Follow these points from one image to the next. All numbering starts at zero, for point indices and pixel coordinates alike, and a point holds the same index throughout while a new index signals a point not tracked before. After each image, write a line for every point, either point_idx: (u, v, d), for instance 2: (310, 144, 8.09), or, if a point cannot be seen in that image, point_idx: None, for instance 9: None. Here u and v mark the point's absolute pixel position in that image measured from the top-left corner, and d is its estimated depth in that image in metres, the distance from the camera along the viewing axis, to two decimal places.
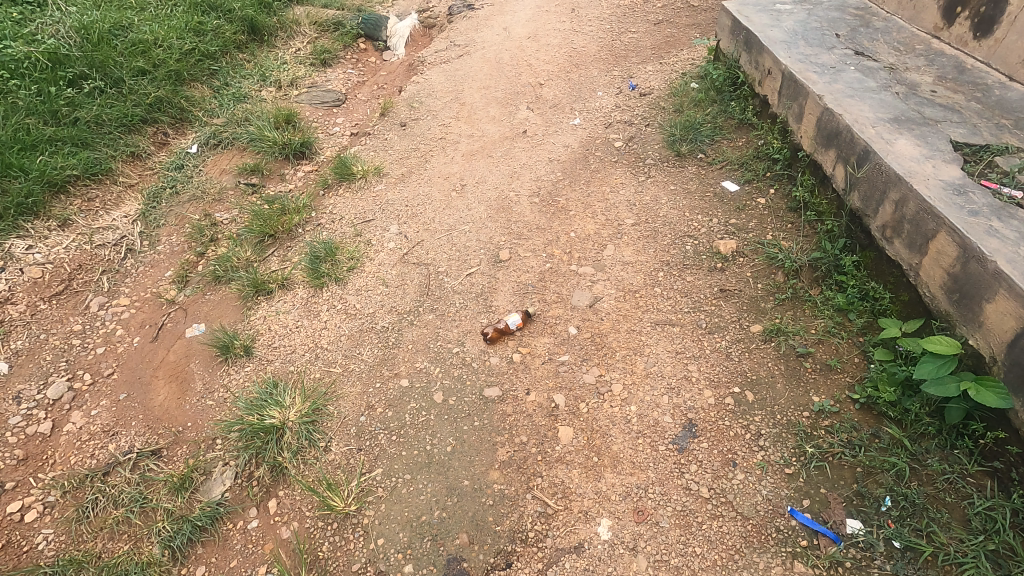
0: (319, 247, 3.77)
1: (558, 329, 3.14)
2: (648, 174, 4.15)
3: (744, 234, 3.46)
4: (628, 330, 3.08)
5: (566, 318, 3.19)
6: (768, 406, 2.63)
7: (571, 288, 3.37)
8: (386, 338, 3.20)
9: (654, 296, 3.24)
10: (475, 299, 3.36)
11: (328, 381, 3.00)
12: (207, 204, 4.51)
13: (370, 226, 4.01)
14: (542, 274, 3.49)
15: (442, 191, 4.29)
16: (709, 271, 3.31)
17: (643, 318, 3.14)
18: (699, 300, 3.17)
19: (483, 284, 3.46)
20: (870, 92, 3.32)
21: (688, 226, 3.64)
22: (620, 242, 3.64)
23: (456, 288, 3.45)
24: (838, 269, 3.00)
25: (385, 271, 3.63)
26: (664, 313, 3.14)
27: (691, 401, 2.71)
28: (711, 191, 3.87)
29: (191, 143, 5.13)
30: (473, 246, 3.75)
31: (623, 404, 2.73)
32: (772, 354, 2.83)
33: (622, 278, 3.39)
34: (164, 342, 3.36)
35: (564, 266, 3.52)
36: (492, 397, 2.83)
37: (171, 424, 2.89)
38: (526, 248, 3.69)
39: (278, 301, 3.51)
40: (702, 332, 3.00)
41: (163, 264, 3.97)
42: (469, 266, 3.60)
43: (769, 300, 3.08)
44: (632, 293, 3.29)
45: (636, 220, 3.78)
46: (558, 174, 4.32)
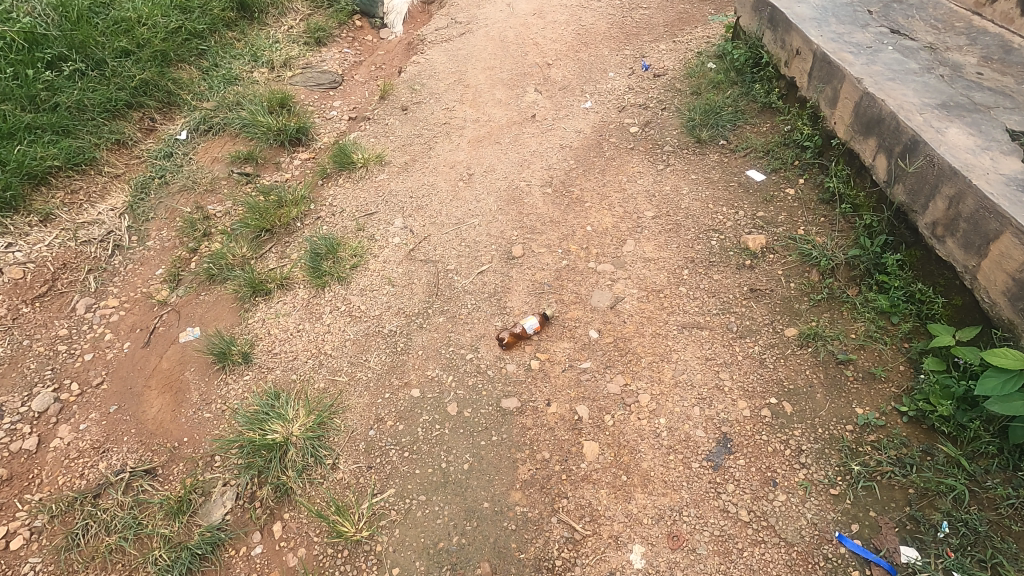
0: (319, 243, 3.54)
1: (577, 333, 2.94)
2: (666, 162, 3.92)
3: (773, 228, 3.25)
4: (652, 334, 2.89)
5: (586, 321, 3.00)
6: (808, 419, 2.45)
7: (590, 287, 3.17)
8: (395, 344, 3.00)
9: (679, 297, 3.05)
10: (487, 300, 3.16)
11: (334, 392, 2.80)
12: (198, 195, 4.26)
13: (372, 219, 3.78)
14: (558, 271, 3.28)
15: (448, 181, 4.05)
16: (737, 269, 3.11)
17: (669, 320, 2.94)
18: (727, 300, 2.98)
19: (495, 283, 3.25)
20: (912, 74, 3.08)
21: (712, 219, 3.43)
22: (640, 237, 3.42)
23: (467, 288, 3.24)
24: (879, 268, 2.80)
25: (391, 269, 3.41)
26: (691, 315, 2.94)
27: (725, 413, 2.52)
28: (735, 181, 3.65)
29: (180, 130, 4.85)
30: (483, 242, 3.53)
31: (652, 416, 2.55)
32: (810, 360, 2.64)
33: (644, 277, 3.19)
34: (157, 347, 3.15)
35: (581, 264, 3.31)
36: (510, 409, 2.65)
37: (166, 439, 2.69)
38: (540, 244, 3.47)
39: (277, 303, 3.29)
40: (732, 337, 2.81)
41: (153, 261, 3.74)
42: (480, 264, 3.38)
43: (804, 301, 2.88)
44: (655, 293, 3.09)
45: (656, 213, 3.56)
46: (570, 162, 4.08)
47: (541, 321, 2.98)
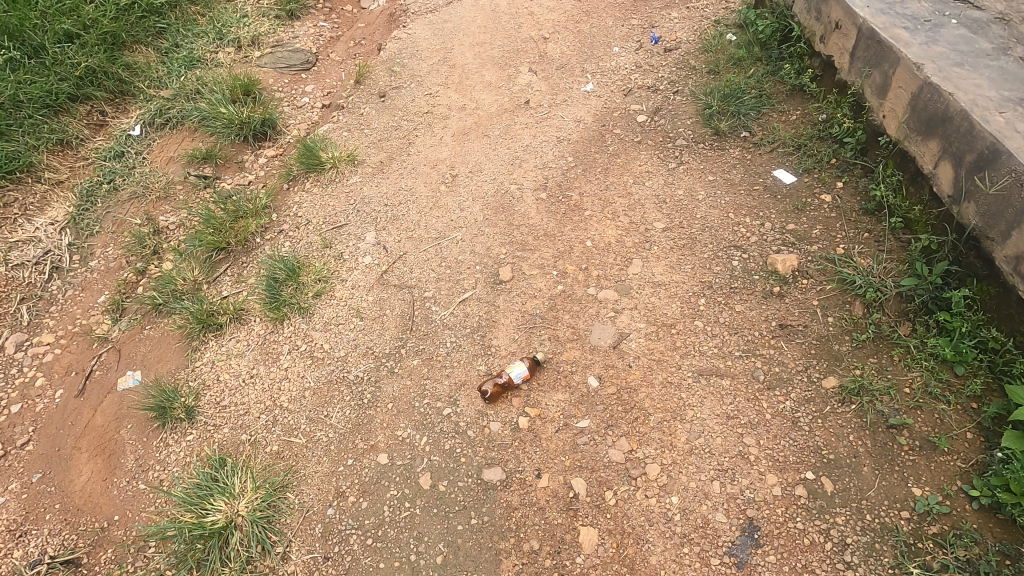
0: (277, 266, 3.07)
1: (574, 380, 2.50)
2: (679, 159, 3.38)
3: (807, 246, 2.74)
4: (663, 382, 2.44)
5: (585, 365, 2.54)
6: (853, 501, 2.01)
7: (589, 321, 2.71)
8: (361, 394, 2.57)
9: (694, 333, 2.58)
10: (470, 338, 2.71)
11: (288, 458, 2.40)
12: (150, 204, 3.80)
13: (340, 233, 3.30)
14: (552, 300, 2.81)
15: (429, 183, 3.54)
16: (764, 298, 2.63)
17: (682, 364, 2.48)
18: (752, 339, 2.50)
19: (479, 316, 2.79)
20: (985, 57, 2.52)
21: (733, 233, 2.92)
22: (649, 255, 2.93)
23: (447, 322, 2.79)
24: (940, 304, 2.32)
25: (359, 298, 2.95)
26: (707, 359, 2.48)
27: (750, 491, 2.09)
28: (761, 183, 3.11)
29: (132, 123, 4.33)
30: (466, 262, 3.06)
31: (662, 494, 2.13)
32: (854, 422, 2.19)
33: (653, 307, 2.71)
34: (92, 397, 2.75)
35: (579, 290, 2.84)
36: (493, 482, 2.23)
37: (94, 517, 2.32)
38: (531, 264, 2.99)
39: (229, 340, 2.87)
40: (758, 388, 2.35)
41: (96, 285, 3.32)
42: (462, 290, 2.92)
43: (845, 341, 2.41)
44: (666, 328, 2.62)
45: (667, 224, 3.05)
46: (568, 159, 3.55)
47: (529, 363, 2.54)
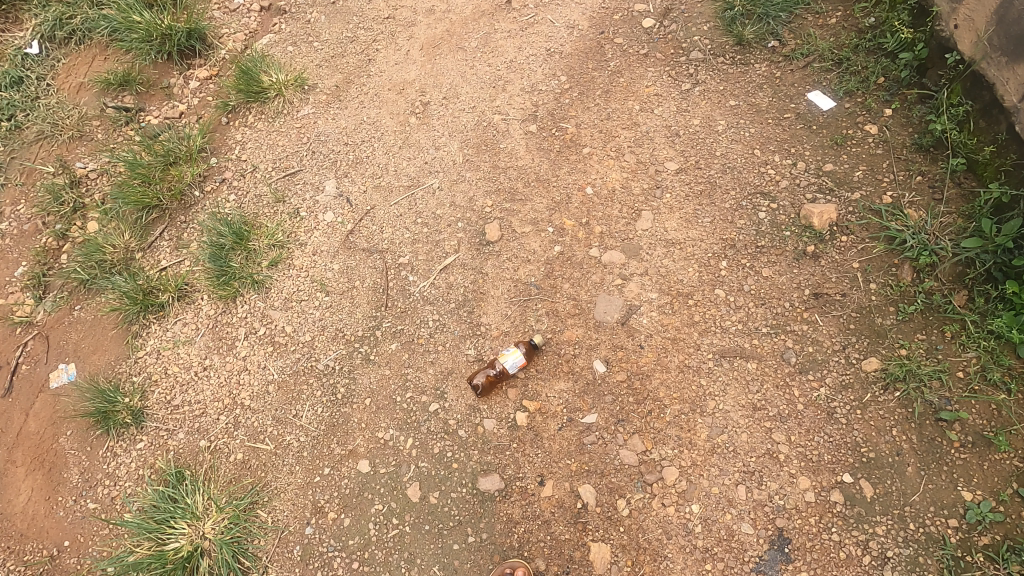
0: (221, 229, 2.58)
1: (578, 366, 2.18)
2: (694, 77, 2.82)
3: (848, 193, 2.32)
4: (679, 367, 2.13)
5: (589, 346, 2.21)
6: (894, 508, 1.80)
7: (592, 291, 2.33)
8: (333, 387, 2.24)
9: (714, 305, 2.23)
10: (455, 316, 2.34)
11: (256, 468, 2.11)
12: (63, 146, 3.18)
13: (294, 183, 2.78)
14: (549, 265, 2.41)
15: (395, 114, 2.95)
16: (796, 260, 2.25)
17: (701, 343, 2.16)
18: (781, 311, 2.17)
19: (464, 288, 2.40)
20: None
21: (760, 175, 2.46)
22: (660, 205, 2.49)
23: (428, 296, 2.39)
24: (1006, 272, 1.98)
25: (323, 266, 2.52)
26: (730, 337, 2.15)
27: (780, 497, 1.87)
28: (792, 109, 2.60)
29: (27, 38, 3.53)
30: (446, 217, 2.59)
31: (682, 503, 1.90)
32: (898, 413, 1.93)
33: (666, 271, 2.33)
34: (22, 399, 2.39)
35: (580, 252, 2.43)
36: (490, 492, 1.98)
37: (41, 544, 2.06)
38: (523, 219, 2.54)
39: (173, 323, 2.46)
40: (789, 372, 2.06)
41: (11, 254, 2.83)
42: (444, 254, 2.50)
43: (890, 314, 2.08)
44: (682, 298, 2.26)
45: (681, 163, 2.58)
46: (561, 79, 2.95)
47: (525, 348, 2.20)
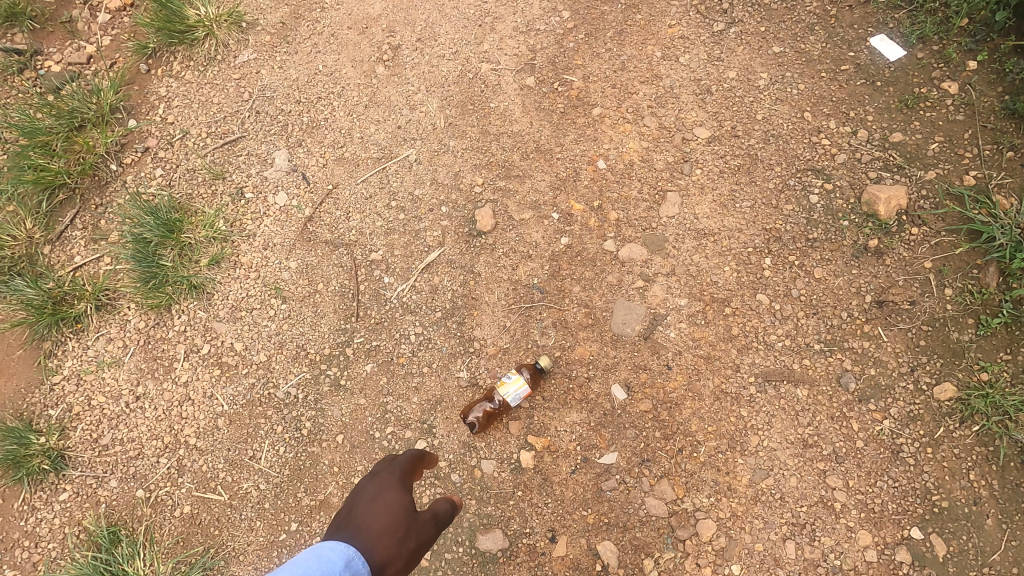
0: (145, 219, 2.06)
1: (592, 393, 1.81)
2: (731, 12, 2.23)
3: (921, 171, 1.89)
4: (714, 393, 1.77)
5: (605, 367, 1.84)
6: (970, 569, 1.54)
7: (607, 297, 1.92)
8: (297, 422, 1.85)
9: (756, 314, 1.84)
10: (442, 329, 1.94)
11: (210, 524, 1.78)
12: None
13: (235, 155, 2.25)
14: (554, 263, 1.98)
15: (356, 61, 2.35)
16: (855, 257, 1.85)
17: (741, 364, 1.79)
18: (837, 323, 1.80)
19: (452, 293, 1.98)
20: None
21: (811, 146, 2.01)
22: (689, 184, 2.03)
23: (408, 304, 1.98)
24: None
25: (277, 265, 2.05)
26: (776, 356, 1.79)
27: (833, 556, 1.60)
28: (851, 59, 2.09)
29: None
30: (426, 200, 2.12)
31: (720, 564, 1.62)
32: (978, 453, 1.62)
33: (698, 270, 1.92)
34: None
35: (591, 246, 1.99)
36: (493, 552, 1.69)
37: None
38: (520, 202, 2.08)
39: (95, 339, 2.00)
40: (846, 400, 1.72)
41: None
42: (425, 249, 2.04)
43: (970, 328, 1.72)
44: (717, 306, 1.87)
45: (715, 129, 2.09)
46: (563, 12, 2.31)
47: (529, 376, 1.81)
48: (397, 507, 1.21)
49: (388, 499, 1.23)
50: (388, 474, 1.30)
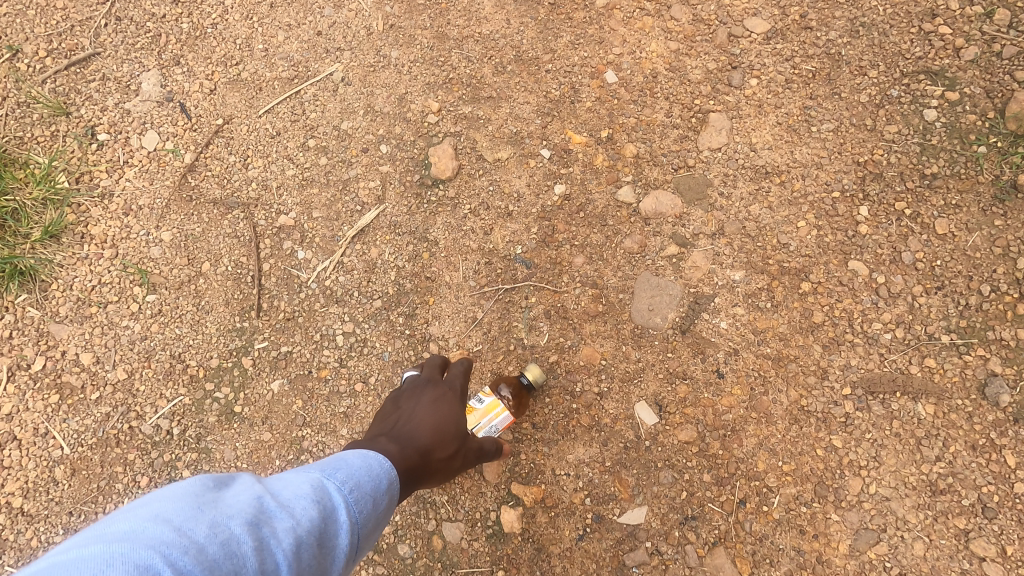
0: None
1: (605, 417, 1.22)
2: None
3: None
4: (789, 414, 1.18)
5: (623, 378, 1.24)
6: None
7: (624, 272, 1.30)
8: (171, 470, 1.27)
9: (849, 292, 1.23)
10: (383, 327, 1.32)
11: None
12: None
13: (84, 81, 1.55)
14: (544, 223, 1.36)
15: None
16: (998, 203, 1.23)
17: (829, 368, 1.19)
18: (975, 303, 1.19)
19: (397, 272, 1.35)
20: None
21: (926, 36, 1.33)
22: (741, 100, 1.37)
23: (333, 290, 1.35)
24: None
25: (142, 237, 1.42)
26: (882, 356, 1.18)
27: None
28: None
29: None
30: (358, 137, 1.46)
31: None
32: None
33: (758, 229, 1.29)
34: None
35: (599, 197, 1.36)
36: None
37: None
38: (494, 135, 1.43)
39: None
40: (995, 421, 1.13)
41: None
42: (357, 208, 1.40)
43: None
44: (788, 281, 1.25)
45: (781, 16, 1.40)
46: None
47: (513, 395, 1.21)
48: (454, 425, 1.03)
49: (449, 411, 1.04)
50: (451, 387, 1.08)
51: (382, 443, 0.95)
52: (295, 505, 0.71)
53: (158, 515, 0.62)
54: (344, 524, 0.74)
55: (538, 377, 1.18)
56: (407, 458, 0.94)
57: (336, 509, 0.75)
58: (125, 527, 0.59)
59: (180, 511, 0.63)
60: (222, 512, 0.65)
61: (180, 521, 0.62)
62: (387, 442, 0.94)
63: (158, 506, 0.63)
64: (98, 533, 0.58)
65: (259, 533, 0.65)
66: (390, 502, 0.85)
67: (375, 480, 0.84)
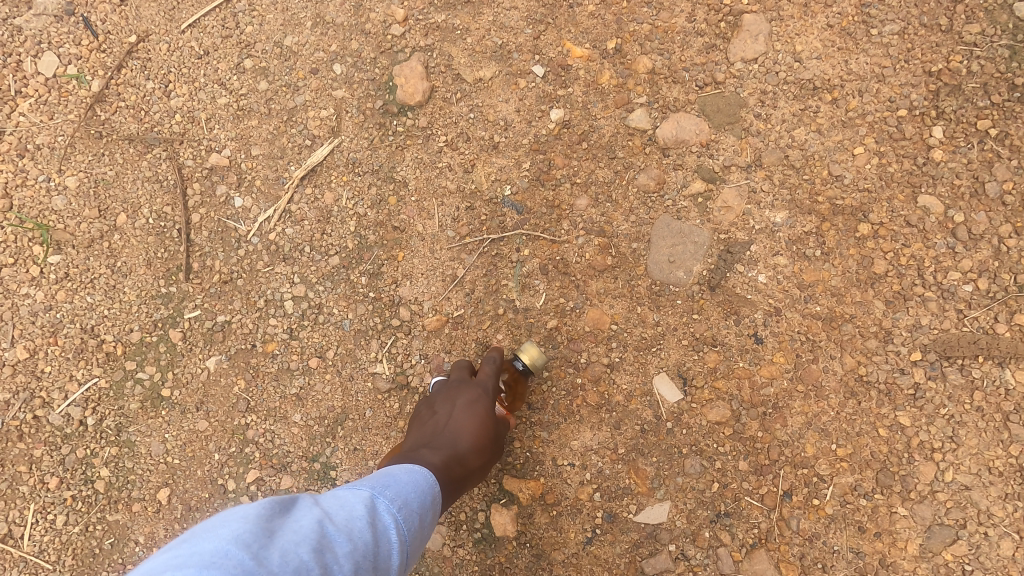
0: None
1: (617, 395, 1.00)
2: None
3: None
4: (844, 386, 0.96)
5: (639, 346, 1.01)
6: None
7: (638, 216, 1.05)
8: (87, 468, 1.04)
9: (919, 235, 0.98)
10: (342, 290, 1.08)
11: None
12: None
13: None
14: (538, 158, 1.09)
15: None
16: None
17: (894, 329, 0.96)
18: None
19: (357, 221, 1.10)
20: None
21: None
22: None
23: (280, 246, 1.10)
24: None
25: (40, 184, 1.15)
26: (959, 313, 0.95)
27: None
28: None
29: None
30: (305, 56, 1.17)
31: None
32: None
33: (804, 159, 1.04)
34: None
35: (605, 124, 1.10)
36: None
37: None
38: (474, 48, 1.15)
39: None
40: None
41: None
42: (306, 143, 1.13)
43: None
44: (842, 224, 1.01)
45: None
46: None
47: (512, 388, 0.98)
48: (494, 429, 0.92)
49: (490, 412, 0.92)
50: (486, 387, 0.93)
51: (426, 457, 0.84)
52: (353, 527, 0.61)
53: (232, 536, 0.53)
54: (397, 545, 0.64)
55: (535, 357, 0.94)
56: (451, 469, 0.84)
57: (391, 531, 0.65)
58: (205, 549, 0.50)
59: (255, 532, 0.54)
60: (287, 535, 0.55)
61: (253, 543, 0.53)
62: (430, 452, 0.85)
63: (221, 524, 0.53)
64: (177, 557, 0.50)
65: (326, 558, 0.56)
66: (435, 521, 0.75)
67: (420, 497, 0.73)
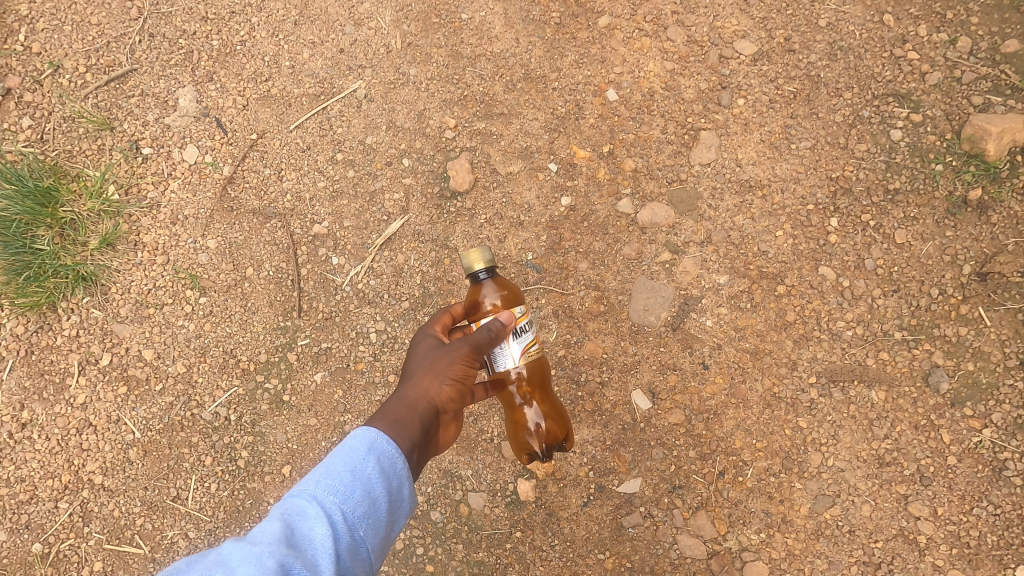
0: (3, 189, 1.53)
1: (606, 403, 1.42)
2: None
3: None
4: (763, 399, 1.38)
5: (623, 369, 1.43)
6: None
7: (623, 276, 1.48)
8: (231, 451, 1.47)
9: (818, 294, 1.41)
10: (411, 325, 1.50)
11: None
12: None
13: (125, 96, 1.64)
14: (552, 232, 1.52)
15: None
16: (949, 215, 1.40)
17: (798, 360, 1.39)
18: (924, 304, 1.38)
19: (421, 276, 1.53)
20: None
21: (895, 63, 1.47)
22: (729, 119, 1.52)
23: (366, 293, 1.53)
24: None
25: (189, 245, 1.57)
26: (843, 350, 1.38)
27: None
28: None
29: None
30: (382, 152, 1.60)
31: None
32: None
33: (741, 238, 1.47)
34: None
35: (600, 208, 1.52)
36: None
37: None
38: (506, 149, 1.57)
39: None
40: (935, 405, 1.33)
41: None
42: (384, 218, 1.56)
43: None
44: (766, 285, 1.44)
45: (770, 42, 1.52)
46: None
47: (503, 296, 1.15)
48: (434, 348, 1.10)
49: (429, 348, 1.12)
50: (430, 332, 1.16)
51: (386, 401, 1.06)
52: (262, 533, 0.75)
53: None
54: (316, 525, 0.78)
55: (477, 257, 1.14)
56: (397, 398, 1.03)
57: (309, 512, 0.79)
58: None
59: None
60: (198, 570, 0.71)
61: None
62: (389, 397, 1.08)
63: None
64: None
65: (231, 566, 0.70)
66: (373, 470, 0.87)
67: (344, 465, 0.87)
